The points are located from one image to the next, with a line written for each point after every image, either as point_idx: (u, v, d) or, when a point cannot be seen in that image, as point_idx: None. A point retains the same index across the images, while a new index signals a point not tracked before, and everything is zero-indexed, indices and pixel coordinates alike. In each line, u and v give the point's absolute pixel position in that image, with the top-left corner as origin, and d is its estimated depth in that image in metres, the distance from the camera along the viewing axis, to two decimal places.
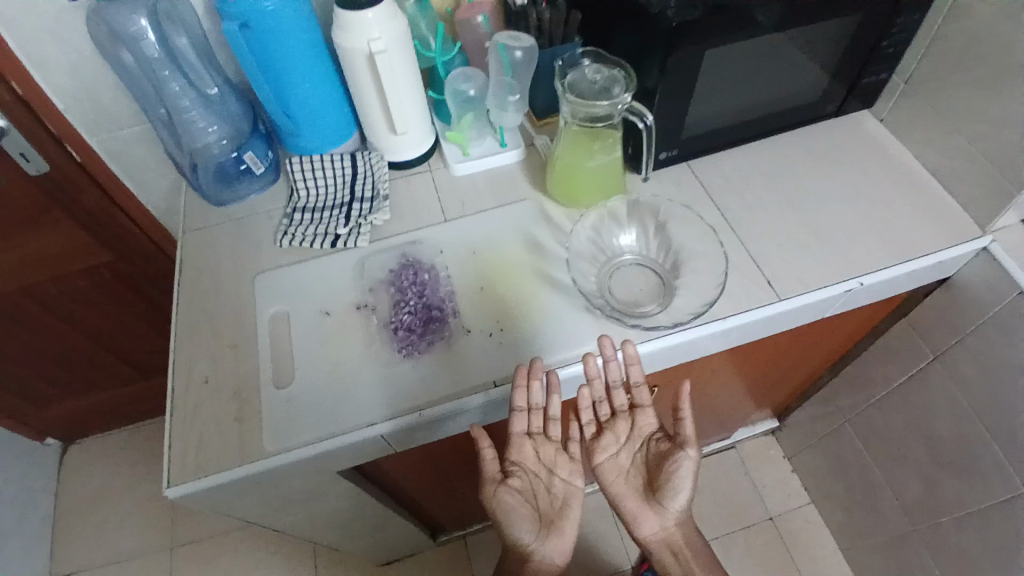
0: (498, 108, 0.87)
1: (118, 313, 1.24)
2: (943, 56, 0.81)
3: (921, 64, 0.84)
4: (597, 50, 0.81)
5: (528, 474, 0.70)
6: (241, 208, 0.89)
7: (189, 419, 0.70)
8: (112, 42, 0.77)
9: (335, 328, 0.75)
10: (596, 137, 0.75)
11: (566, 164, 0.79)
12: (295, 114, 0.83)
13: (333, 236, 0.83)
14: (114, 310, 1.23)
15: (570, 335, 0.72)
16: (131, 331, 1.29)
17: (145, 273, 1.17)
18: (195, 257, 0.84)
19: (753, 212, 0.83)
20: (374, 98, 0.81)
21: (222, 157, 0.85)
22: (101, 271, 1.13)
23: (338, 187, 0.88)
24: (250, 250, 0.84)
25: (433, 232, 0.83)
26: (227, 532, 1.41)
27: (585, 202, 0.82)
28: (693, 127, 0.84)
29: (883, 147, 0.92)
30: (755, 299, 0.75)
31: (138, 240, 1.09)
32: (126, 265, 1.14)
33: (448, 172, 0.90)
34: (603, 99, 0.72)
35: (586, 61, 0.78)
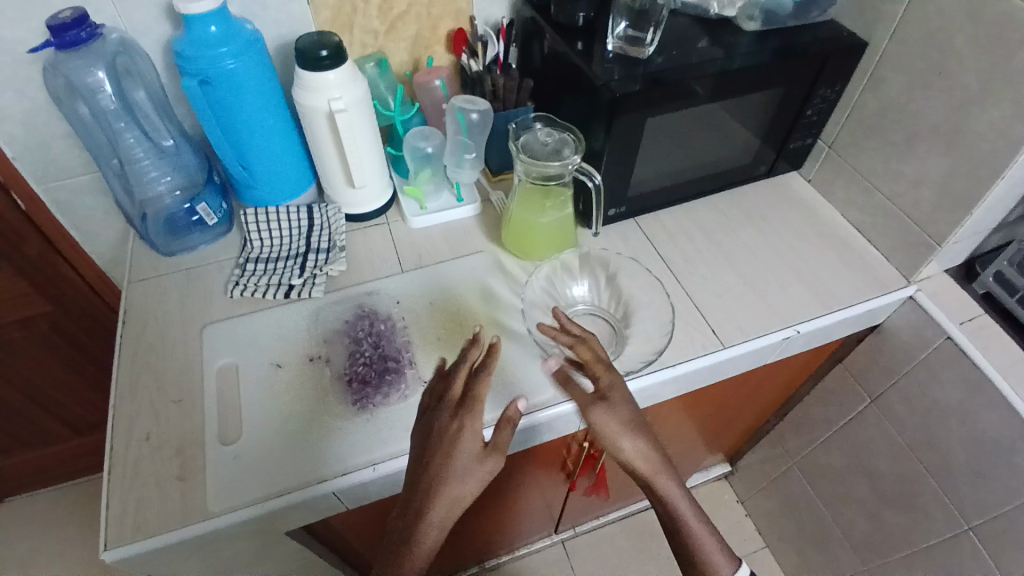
0: (455, 166, 0.89)
1: (51, 365, 1.17)
2: (860, 123, 0.91)
3: (842, 130, 0.94)
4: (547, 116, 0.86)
5: (454, 454, 0.58)
6: (191, 259, 0.88)
7: (127, 479, 0.66)
8: (68, 94, 0.76)
9: (288, 379, 0.74)
10: (547, 195, 0.79)
11: (520, 220, 0.82)
12: (252, 167, 0.84)
13: (286, 286, 0.83)
14: (47, 362, 1.16)
15: (526, 384, 0.74)
16: (63, 386, 1.22)
17: (86, 325, 1.13)
18: (141, 308, 0.82)
19: (696, 264, 0.88)
20: (332, 153, 0.83)
21: (174, 209, 0.85)
22: (38, 323, 1.09)
23: (294, 238, 0.88)
24: (200, 300, 0.83)
25: (389, 283, 0.84)
26: None
27: (538, 255, 0.85)
28: (638, 186, 0.89)
29: (811, 207, 0.99)
30: (701, 346, 0.79)
31: (81, 291, 1.06)
32: (65, 317, 1.10)
33: (405, 226, 0.92)
34: (555, 159, 0.76)
35: (538, 124, 0.82)
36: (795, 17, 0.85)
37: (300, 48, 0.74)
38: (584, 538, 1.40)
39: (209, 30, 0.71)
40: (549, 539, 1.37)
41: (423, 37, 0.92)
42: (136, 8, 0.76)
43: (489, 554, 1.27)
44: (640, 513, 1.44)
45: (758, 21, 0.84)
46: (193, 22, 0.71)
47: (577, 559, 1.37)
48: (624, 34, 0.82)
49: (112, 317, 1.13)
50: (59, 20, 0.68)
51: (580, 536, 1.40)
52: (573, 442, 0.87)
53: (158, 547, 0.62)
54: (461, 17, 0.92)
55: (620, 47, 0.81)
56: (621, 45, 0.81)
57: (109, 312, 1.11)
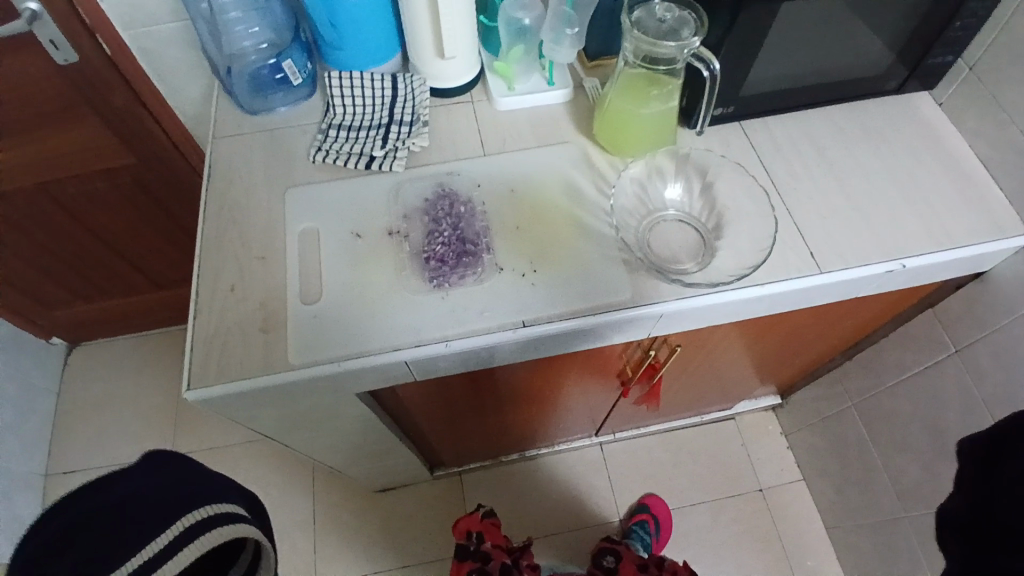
0: (554, 42, 0.81)
1: (134, 219, 1.23)
2: (1011, 43, 0.77)
3: (989, 52, 0.80)
4: None
5: None
6: (277, 120, 0.86)
7: (211, 326, 0.70)
8: None
9: (365, 250, 0.74)
10: (653, 82, 0.73)
11: (617, 110, 0.76)
12: (339, 26, 0.79)
13: (368, 157, 0.81)
14: (130, 216, 1.22)
15: (604, 282, 0.71)
16: (147, 240, 1.29)
17: (166, 182, 1.16)
18: (225, 164, 0.82)
19: (799, 182, 0.81)
20: (425, 16, 0.77)
21: (259, 62, 0.83)
22: (123, 176, 1.12)
23: (377, 107, 0.84)
24: (281, 163, 0.82)
25: (471, 165, 0.81)
26: (226, 447, 1.43)
27: (632, 151, 0.79)
28: (750, 87, 0.80)
29: (939, 134, 0.88)
30: (793, 268, 0.73)
31: (163, 145, 1.08)
32: (150, 172, 1.13)
33: (491, 106, 0.88)
34: (670, 41, 0.67)
35: None
36: None
37: None
38: (621, 445, 1.44)
39: None
40: (589, 439, 1.42)
41: None
42: None
43: (530, 444, 1.33)
44: (679, 431, 1.46)
45: None
46: None
47: (612, 463, 1.42)
48: None
49: (190, 176, 1.16)
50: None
51: (618, 442, 1.44)
52: (636, 350, 0.86)
53: (235, 392, 0.66)
54: None
55: None
56: None
57: (188, 169, 1.14)
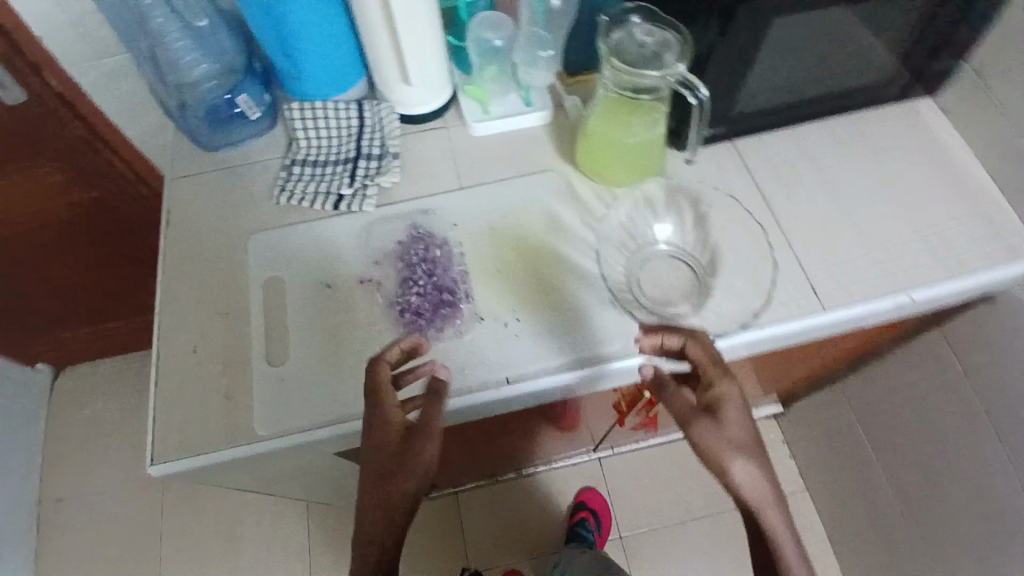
0: (527, 64, 0.74)
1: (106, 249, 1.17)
2: None
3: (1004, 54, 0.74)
4: (649, 4, 0.65)
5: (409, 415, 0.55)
6: (238, 155, 0.80)
7: (173, 393, 0.65)
8: None
9: (334, 302, 0.69)
10: (635, 110, 0.66)
11: (600, 138, 0.70)
12: (294, 54, 0.73)
13: (335, 196, 0.75)
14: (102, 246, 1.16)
15: (591, 332, 0.66)
16: (119, 268, 1.23)
17: (132, 211, 1.10)
18: (183, 208, 0.77)
19: (799, 206, 0.75)
20: (385, 40, 0.70)
21: (213, 96, 0.76)
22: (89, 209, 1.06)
23: (344, 139, 0.78)
24: (242, 205, 0.76)
25: (447, 201, 0.75)
26: None
27: (616, 180, 0.73)
28: (744, 105, 0.74)
29: (948, 143, 0.82)
30: (794, 307, 0.68)
31: (125, 177, 1.01)
32: (116, 203, 1.07)
33: (466, 131, 0.81)
34: (653, 69, 0.61)
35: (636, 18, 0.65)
36: None
37: None
38: (619, 458, 1.41)
39: None
40: (587, 455, 1.38)
41: None
42: None
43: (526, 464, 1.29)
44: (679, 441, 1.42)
45: None
46: None
47: (612, 478, 1.39)
48: None
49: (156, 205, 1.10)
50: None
51: (617, 455, 1.41)
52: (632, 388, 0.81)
53: (200, 467, 0.61)
54: None
55: None
56: None
57: (153, 197, 1.07)
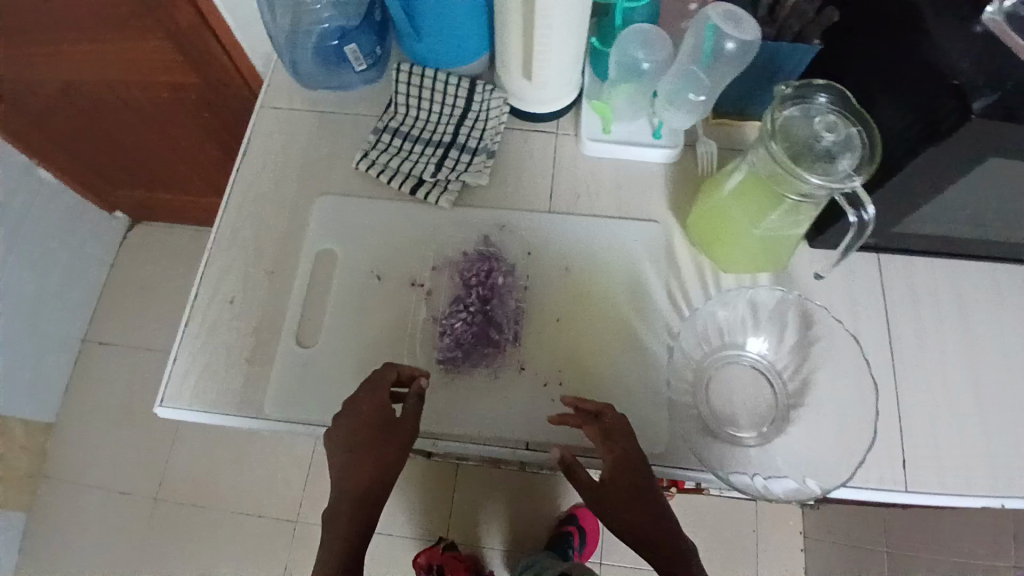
0: (668, 98, 0.64)
1: (198, 136, 1.14)
2: None
3: None
4: (842, 91, 0.53)
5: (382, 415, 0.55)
6: (336, 99, 0.75)
7: (201, 340, 0.63)
8: None
9: (380, 299, 0.64)
10: (776, 206, 0.55)
11: (725, 218, 0.60)
12: (419, 16, 0.65)
13: (416, 179, 0.69)
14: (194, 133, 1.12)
15: (634, 426, 0.59)
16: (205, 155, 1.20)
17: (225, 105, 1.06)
18: (266, 142, 0.72)
19: (927, 358, 0.63)
20: (519, 33, 0.61)
21: (324, 28, 0.69)
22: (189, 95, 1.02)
23: (444, 120, 0.71)
24: (323, 158, 0.71)
25: (529, 223, 0.68)
26: None
27: (726, 263, 0.64)
28: (911, 225, 0.61)
29: None
30: (874, 476, 0.58)
31: (228, 74, 0.96)
32: (215, 97, 1.02)
33: (576, 146, 0.72)
34: (817, 175, 0.49)
35: (820, 102, 0.53)
36: None
37: None
38: None
39: None
40: None
41: None
42: None
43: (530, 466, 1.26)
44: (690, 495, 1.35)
45: None
46: None
47: None
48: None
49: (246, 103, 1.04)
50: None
51: None
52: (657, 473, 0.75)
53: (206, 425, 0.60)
54: None
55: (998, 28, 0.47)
56: None
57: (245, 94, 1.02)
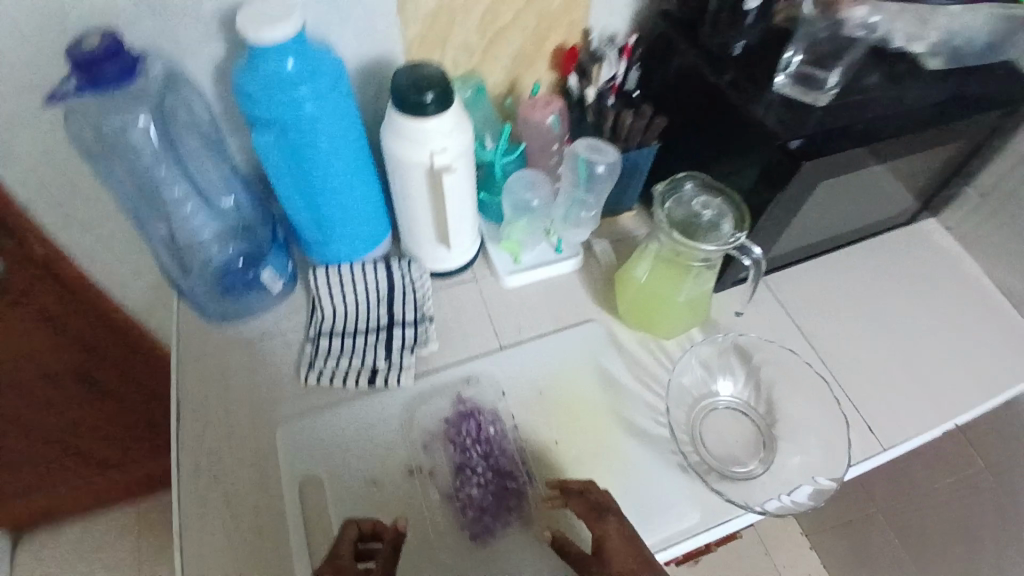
0: (562, 220, 0.76)
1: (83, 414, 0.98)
2: None
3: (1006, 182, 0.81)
4: (704, 178, 0.66)
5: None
6: (254, 327, 0.74)
7: None
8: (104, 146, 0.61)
9: (387, 502, 0.62)
10: (687, 274, 0.66)
11: (650, 297, 0.69)
12: (328, 223, 0.69)
13: (370, 370, 0.70)
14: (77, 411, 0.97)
15: (667, 506, 0.62)
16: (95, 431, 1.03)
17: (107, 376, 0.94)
18: (198, 397, 0.68)
19: (839, 340, 0.76)
20: (426, 209, 0.67)
21: (221, 262, 0.72)
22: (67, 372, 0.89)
23: (372, 306, 0.74)
24: (267, 388, 0.69)
25: (490, 366, 0.71)
26: None
27: (666, 332, 0.72)
28: (780, 248, 0.76)
29: (953, 260, 0.87)
30: (861, 452, 0.68)
31: (118, 339, 0.87)
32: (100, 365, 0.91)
33: (497, 284, 0.79)
34: (711, 241, 0.61)
35: (688, 187, 0.65)
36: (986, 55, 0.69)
37: (398, 87, 0.58)
38: None
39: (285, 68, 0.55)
40: None
41: (526, 54, 0.75)
42: (186, 23, 0.57)
43: None
44: None
45: (942, 57, 0.68)
46: (262, 57, 0.55)
47: None
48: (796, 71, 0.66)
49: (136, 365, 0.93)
50: (83, 53, 0.49)
51: None
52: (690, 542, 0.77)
53: None
54: (573, 29, 0.74)
55: (791, 89, 0.65)
56: (790, 87, 0.66)
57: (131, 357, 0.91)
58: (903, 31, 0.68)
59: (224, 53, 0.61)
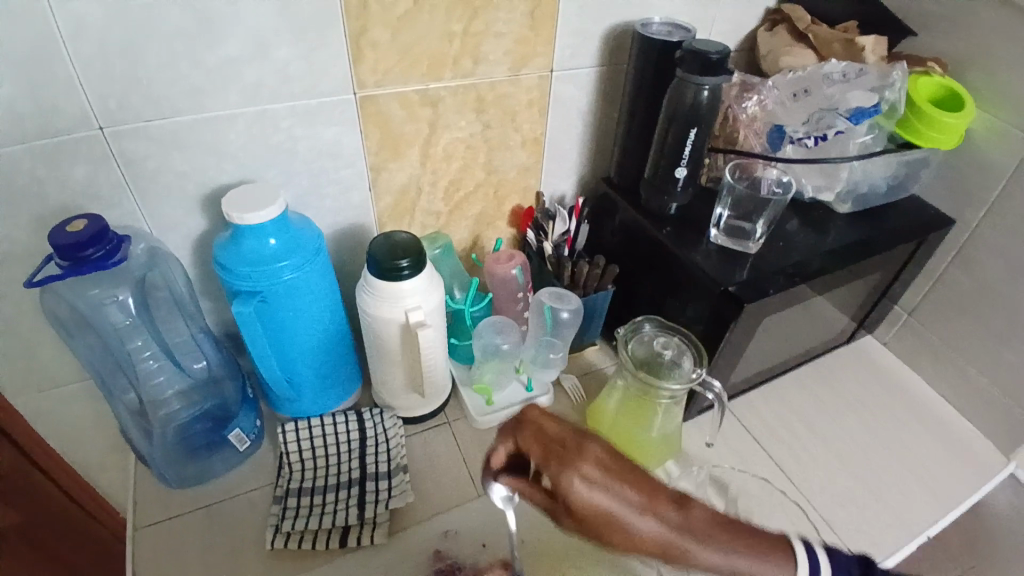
0: (534, 360, 0.80)
1: None
2: (948, 296, 0.88)
3: (924, 301, 0.92)
4: (665, 322, 0.72)
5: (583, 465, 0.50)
6: (212, 491, 0.70)
7: None
8: (81, 322, 0.62)
9: None
10: (654, 411, 0.68)
11: (622, 431, 0.71)
12: (300, 380, 0.70)
13: (342, 528, 0.66)
14: None
15: None
16: None
17: (53, 536, 0.90)
18: (149, 569, 0.63)
19: (805, 462, 0.81)
20: (399, 359, 0.69)
21: (187, 422, 0.70)
22: None
23: (342, 459, 0.72)
24: (227, 556, 0.64)
25: (467, 515, 0.69)
26: None
27: (642, 466, 0.73)
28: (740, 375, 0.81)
29: (894, 376, 0.95)
30: None
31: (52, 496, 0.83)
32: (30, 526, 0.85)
33: (469, 425, 0.79)
34: (672, 381, 0.65)
35: (649, 329, 0.70)
36: (885, 196, 0.83)
37: (375, 256, 0.62)
38: None
39: (268, 244, 0.60)
40: None
41: (486, 215, 0.83)
42: (167, 204, 0.63)
43: None
44: None
45: (850, 204, 0.80)
46: (248, 235, 0.59)
47: None
48: (726, 225, 0.75)
49: (84, 521, 0.89)
50: (93, 229, 0.53)
51: None
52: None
53: None
54: (528, 192, 0.84)
55: (722, 240, 0.74)
56: (724, 239, 0.74)
57: (78, 514, 0.88)
58: (813, 183, 0.79)
59: (200, 228, 0.66)
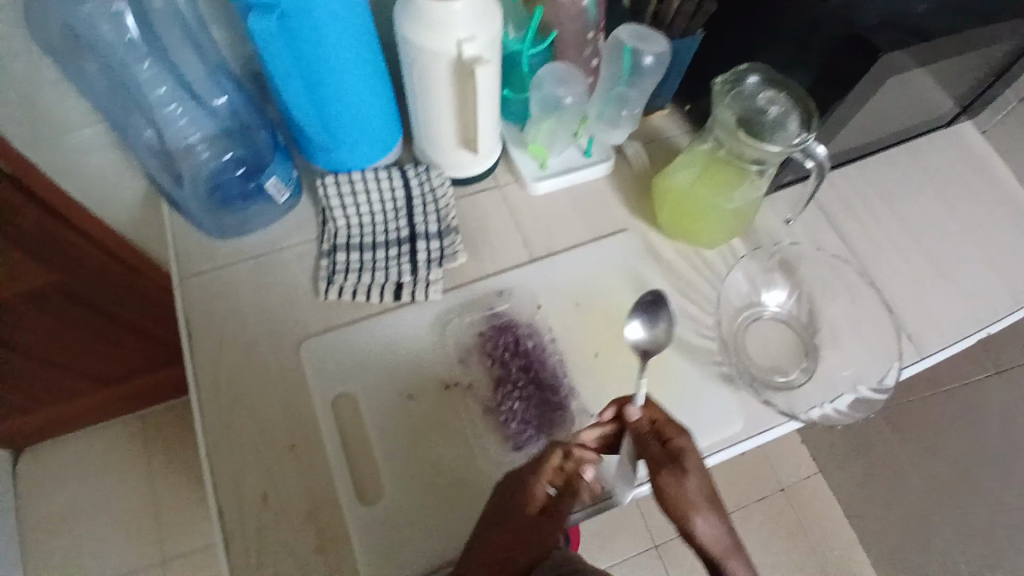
0: (599, 117, 0.71)
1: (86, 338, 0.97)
2: None
3: None
4: (773, 75, 0.60)
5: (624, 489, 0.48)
6: (256, 243, 0.67)
7: (251, 552, 0.54)
8: (74, 37, 0.53)
9: (422, 419, 0.60)
10: (738, 176, 0.61)
11: (693, 200, 0.65)
12: (336, 126, 0.62)
13: (395, 284, 0.65)
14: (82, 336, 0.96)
15: (712, 415, 0.61)
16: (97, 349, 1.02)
17: (107, 291, 0.93)
18: (208, 315, 0.64)
19: (877, 247, 0.76)
20: (449, 105, 0.60)
21: (216, 168, 0.65)
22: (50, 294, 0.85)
23: (389, 216, 0.68)
24: (284, 304, 0.65)
25: (522, 278, 0.67)
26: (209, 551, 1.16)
27: (706, 239, 0.68)
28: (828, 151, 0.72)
29: (989, 166, 0.84)
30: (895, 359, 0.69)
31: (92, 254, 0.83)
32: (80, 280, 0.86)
33: (522, 190, 0.73)
34: (769, 140, 0.56)
35: (752, 80, 0.60)
36: None
37: None
38: None
39: None
40: None
41: None
42: None
43: None
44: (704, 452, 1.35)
45: None
46: None
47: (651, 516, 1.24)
48: None
49: (133, 277, 0.91)
50: None
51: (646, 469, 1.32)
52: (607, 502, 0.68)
53: None
54: None
55: None
56: None
57: (127, 270, 0.89)
58: None
59: None
